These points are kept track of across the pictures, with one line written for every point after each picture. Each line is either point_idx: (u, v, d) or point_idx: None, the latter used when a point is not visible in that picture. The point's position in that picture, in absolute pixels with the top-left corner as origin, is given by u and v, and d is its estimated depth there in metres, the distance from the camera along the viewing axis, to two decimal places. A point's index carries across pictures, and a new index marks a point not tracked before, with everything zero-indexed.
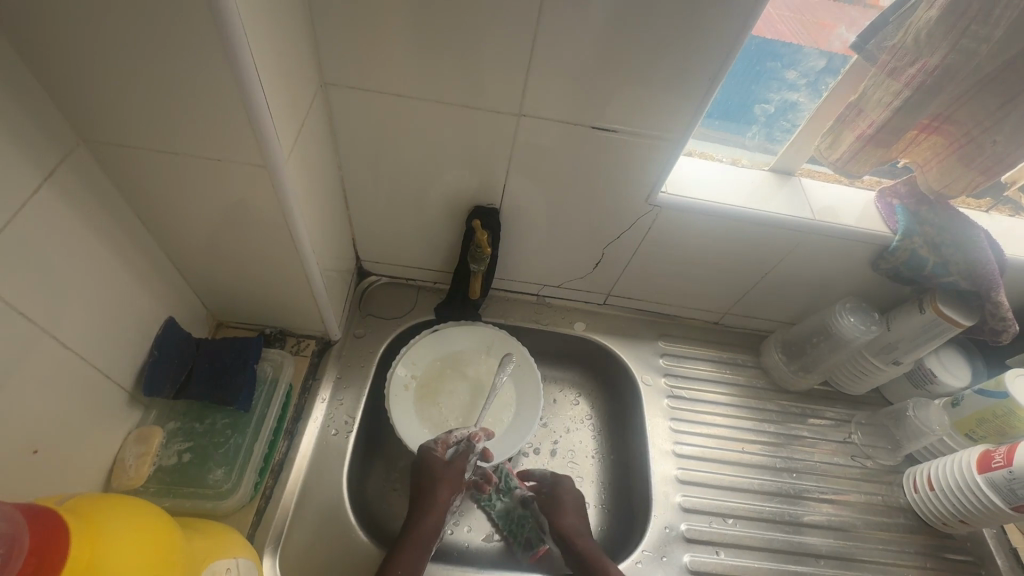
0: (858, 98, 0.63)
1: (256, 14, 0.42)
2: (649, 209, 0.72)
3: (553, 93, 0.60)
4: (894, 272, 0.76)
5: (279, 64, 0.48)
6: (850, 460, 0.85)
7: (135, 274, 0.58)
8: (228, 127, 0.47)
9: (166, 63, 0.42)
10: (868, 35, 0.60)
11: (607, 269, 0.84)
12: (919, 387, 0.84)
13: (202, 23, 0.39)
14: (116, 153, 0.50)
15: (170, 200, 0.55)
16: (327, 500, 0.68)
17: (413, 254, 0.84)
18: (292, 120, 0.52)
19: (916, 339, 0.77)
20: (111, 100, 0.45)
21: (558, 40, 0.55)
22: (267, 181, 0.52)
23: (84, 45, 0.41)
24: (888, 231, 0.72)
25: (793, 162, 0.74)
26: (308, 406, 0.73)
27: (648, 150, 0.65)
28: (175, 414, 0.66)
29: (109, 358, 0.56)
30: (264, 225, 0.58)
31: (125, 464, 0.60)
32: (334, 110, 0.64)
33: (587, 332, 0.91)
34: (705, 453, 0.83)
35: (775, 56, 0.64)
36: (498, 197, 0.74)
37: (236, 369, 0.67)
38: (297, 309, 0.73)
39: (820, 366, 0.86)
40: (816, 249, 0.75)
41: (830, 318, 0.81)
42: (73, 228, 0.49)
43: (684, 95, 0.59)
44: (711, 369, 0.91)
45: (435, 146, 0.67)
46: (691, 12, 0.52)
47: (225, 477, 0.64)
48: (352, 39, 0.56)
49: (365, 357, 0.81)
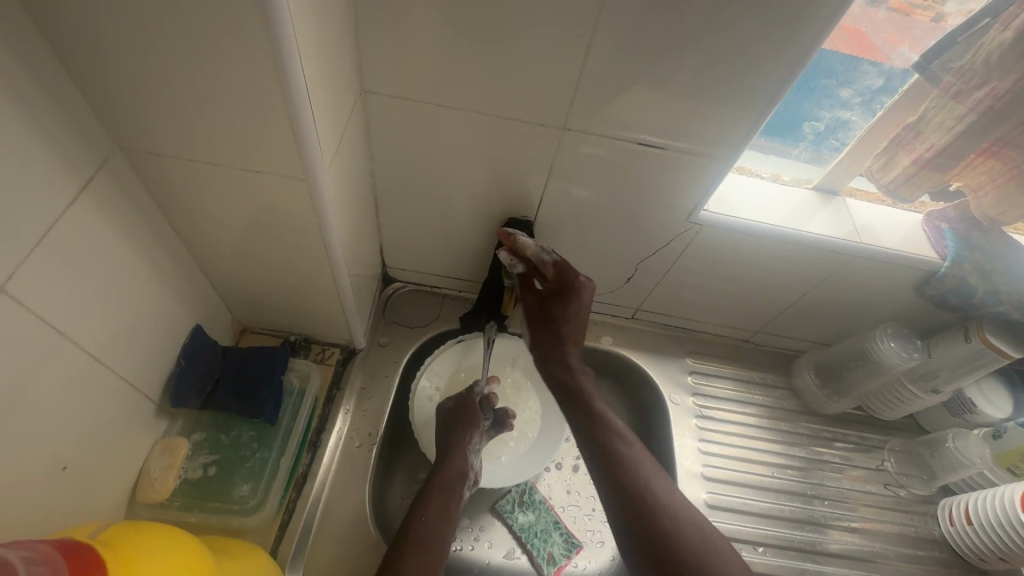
0: (916, 120, 0.62)
1: (307, 24, 0.41)
2: (689, 226, 0.70)
3: (599, 106, 0.58)
4: (940, 299, 0.73)
5: (325, 74, 0.46)
6: (883, 488, 0.83)
7: (165, 282, 0.57)
8: (271, 139, 0.45)
9: (213, 73, 0.40)
10: (932, 56, 0.56)
11: (639, 284, 0.82)
12: (956, 416, 0.81)
13: (253, 33, 0.37)
14: (152, 161, 0.48)
15: (203, 208, 0.53)
16: (350, 514, 0.67)
17: (441, 263, 0.82)
18: (333, 130, 0.50)
19: (959, 368, 0.75)
20: (152, 107, 0.43)
21: (609, 53, 0.53)
22: (306, 193, 0.50)
23: (129, 52, 0.39)
24: (936, 257, 0.69)
25: (837, 182, 0.71)
26: (332, 416, 0.71)
27: (694, 167, 0.63)
28: (201, 425, 0.65)
29: (138, 369, 0.55)
30: (298, 235, 0.56)
31: (151, 476, 0.59)
32: (371, 117, 0.62)
33: (614, 346, 0.88)
34: (734, 477, 0.81)
35: (830, 73, 0.60)
36: (533, 209, 0.71)
37: (263, 380, 0.66)
38: (324, 317, 0.71)
39: (854, 391, 0.83)
40: (859, 273, 0.73)
41: (868, 342, 0.79)
42: (106, 239, 0.48)
43: (737, 115, 0.57)
44: (740, 390, 0.89)
45: (472, 156, 0.65)
46: (751, 30, 0.50)
47: (251, 492, 0.63)
48: (395, 45, 0.54)
49: (390, 366, 0.79)
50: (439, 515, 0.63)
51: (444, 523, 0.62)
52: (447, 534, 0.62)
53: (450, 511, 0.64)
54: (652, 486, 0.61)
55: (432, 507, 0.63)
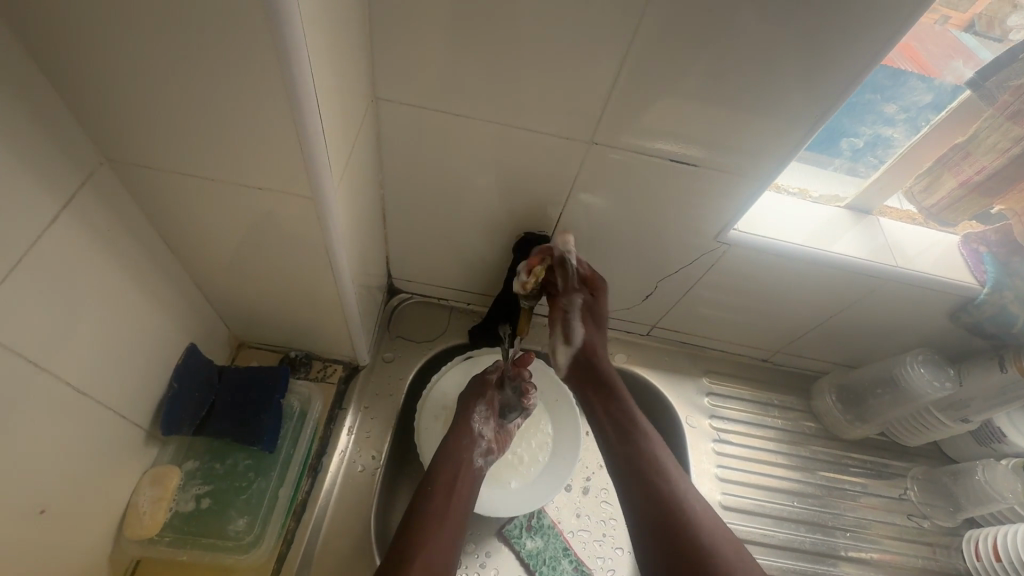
0: (966, 141, 0.60)
1: (320, 30, 0.37)
2: (716, 245, 0.66)
3: (628, 119, 0.54)
4: (975, 326, 0.70)
5: (337, 83, 0.42)
6: (907, 519, 0.80)
7: (157, 301, 0.53)
8: (276, 154, 0.41)
9: (214, 82, 0.36)
10: (989, 72, 0.55)
11: (658, 302, 0.78)
12: (983, 445, 0.78)
13: (261, 40, 0.33)
14: (144, 174, 0.44)
15: (199, 223, 0.49)
16: (351, 547, 0.63)
17: (450, 275, 0.78)
18: (344, 141, 0.46)
19: (993, 399, 0.72)
20: (144, 117, 0.39)
21: (644, 63, 0.49)
22: (312, 211, 0.46)
23: (120, 57, 0.35)
24: (976, 283, 0.65)
25: (871, 201, 0.67)
26: (333, 439, 0.68)
27: (726, 185, 0.59)
28: (194, 452, 0.61)
29: (125, 396, 0.51)
30: (302, 254, 0.52)
31: (139, 509, 0.55)
32: (382, 126, 0.58)
33: (627, 364, 0.85)
34: (751, 505, 0.78)
35: (876, 88, 0.57)
36: (550, 224, 0.67)
37: (262, 404, 0.63)
38: (327, 334, 0.67)
39: (878, 417, 0.80)
40: (893, 298, 0.69)
41: (896, 367, 0.76)
42: (91, 260, 0.43)
43: (777, 130, 0.53)
44: (758, 413, 0.85)
45: (488, 169, 0.61)
46: (798, 43, 0.46)
47: (247, 528, 0.59)
48: (411, 50, 0.50)
49: (395, 383, 0.75)
50: (446, 487, 0.64)
51: (453, 493, 0.64)
52: (456, 504, 0.63)
53: (456, 482, 0.65)
54: (670, 476, 0.65)
55: (442, 478, 0.65)
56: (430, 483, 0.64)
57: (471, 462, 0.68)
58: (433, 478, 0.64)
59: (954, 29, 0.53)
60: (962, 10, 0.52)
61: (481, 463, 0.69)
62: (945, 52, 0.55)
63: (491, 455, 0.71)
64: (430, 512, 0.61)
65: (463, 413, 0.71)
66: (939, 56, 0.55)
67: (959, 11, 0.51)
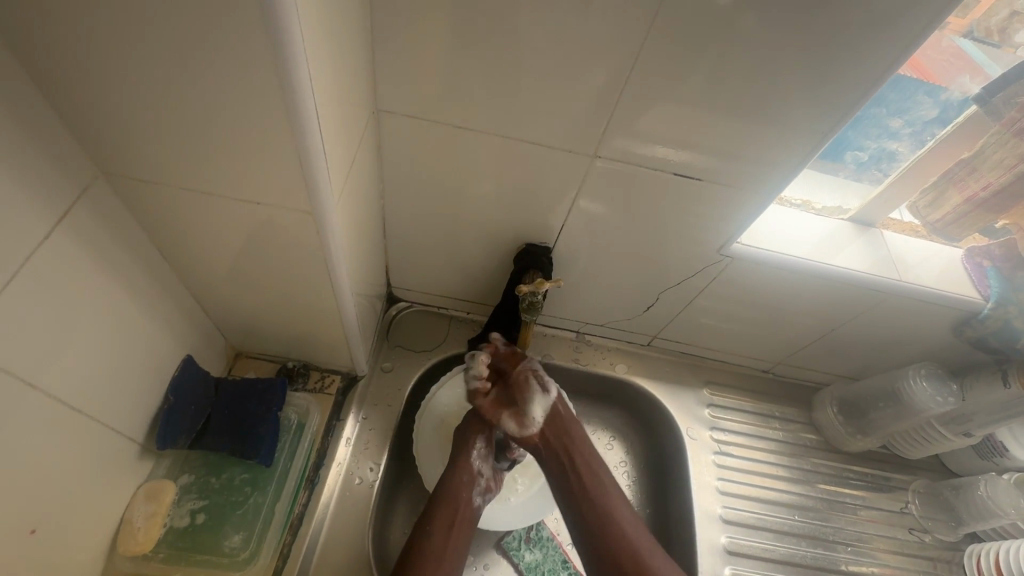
0: (973, 155, 0.60)
1: (321, 44, 0.36)
2: (720, 258, 0.66)
3: (631, 132, 0.53)
4: (979, 341, 0.70)
5: (338, 95, 0.41)
6: (908, 534, 0.79)
7: (153, 313, 0.52)
8: (275, 167, 0.40)
9: (212, 96, 0.36)
10: (997, 86, 0.55)
11: (660, 313, 0.78)
12: (985, 459, 0.78)
13: (258, 53, 0.33)
14: (139, 187, 0.43)
15: (197, 236, 0.49)
16: (348, 561, 0.62)
17: (450, 284, 0.77)
18: (344, 154, 0.46)
19: (995, 413, 0.72)
20: (141, 131, 0.39)
21: (648, 75, 0.48)
22: (311, 224, 0.46)
23: (117, 69, 0.34)
24: (980, 297, 0.65)
25: (875, 214, 0.67)
26: (331, 450, 0.67)
27: (727, 198, 0.59)
28: (190, 466, 0.61)
29: (120, 409, 0.50)
30: (301, 266, 0.52)
31: (133, 526, 0.55)
32: (383, 137, 0.57)
33: (628, 375, 0.84)
34: (751, 519, 0.77)
35: (882, 102, 0.56)
36: (552, 235, 0.67)
37: (259, 417, 0.62)
38: (325, 345, 0.66)
39: (880, 430, 0.80)
40: (896, 312, 0.69)
41: (898, 381, 0.75)
42: (86, 274, 0.43)
43: (782, 142, 0.53)
44: (759, 425, 0.85)
45: (489, 180, 0.60)
46: (802, 57, 0.46)
47: (242, 543, 0.59)
48: (412, 62, 0.50)
49: (393, 394, 0.74)
50: (443, 532, 0.62)
51: (450, 537, 0.62)
52: (454, 551, 0.62)
53: (453, 527, 0.63)
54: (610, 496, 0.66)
55: (443, 512, 0.63)
56: (428, 524, 0.62)
57: (469, 500, 0.65)
58: (431, 519, 0.63)
59: (953, 36, 0.53)
60: (963, 16, 0.51)
61: (478, 504, 0.66)
62: (948, 60, 0.55)
63: (490, 495, 0.69)
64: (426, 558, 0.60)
65: (461, 448, 0.69)
66: (943, 63, 0.55)
67: (959, 18, 0.51)
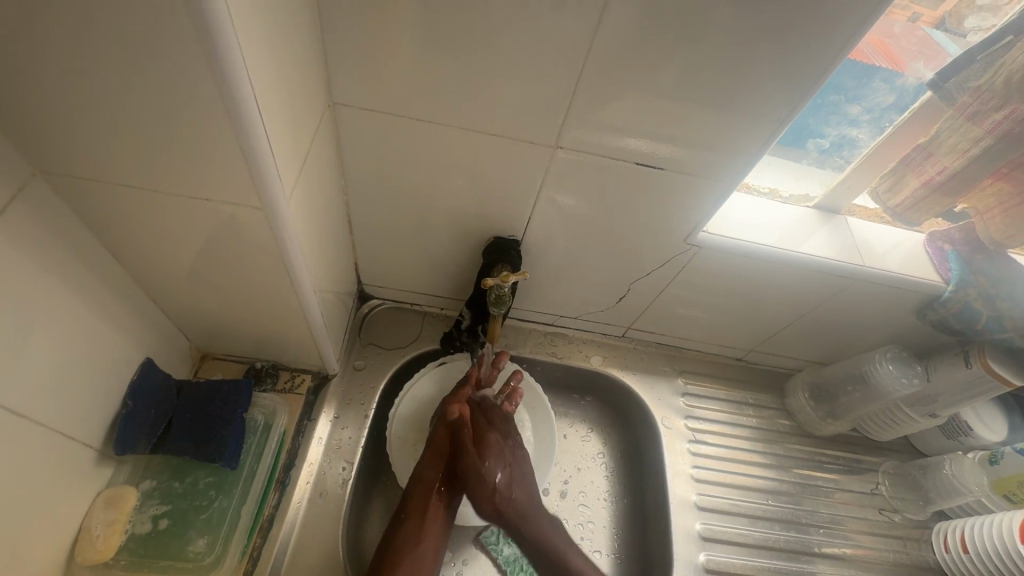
0: (928, 141, 0.61)
1: (257, 34, 0.35)
2: (687, 247, 0.66)
3: (590, 122, 0.53)
4: (943, 323, 0.71)
5: (285, 88, 0.41)
6: (879, 514, 0.81)
7: (105, 315, 0.51)
8: (220, 164, 0.39)
9: (147, 92, 0.35)
10: (950, 73, 0.55)
11: (632, 303, 0.78)
12: (951, 438, 0.80)
13: (186, 43, 0.32)
14: (79, 185, 0.42)
15: (146, 236, 0.47)
16: (321, 562, 0.61)
17: (421, 281, 0.77)
18: (296, 149, 0.45)
19: (958, 394, 0.73)
20: (75, 128, 0.37)
21: (605, 65, 0.48)
22: (264, 222, 0.45)
23: (43, 64, 0.33)
24: (941, 281, 0.66)
25: (839, 201, 0.68)
26: (303, 450, 0.66)
27: (690, 187, 0.59)
28: (152, 472, 0.60)
29: (72, 415, 0.49)
30: (258, 264, 0.50)
31: (92, 534, 0.54)
32: (341, 131, 0.56)
33: (604, 366, 0.85)
34: (727, 505, 0.78)
35: (838, 89, 0.58)
36: (519, 229, 0.66)
37: (223, 419, 0.61)
38: (292, 345, 0.65)
39: (848, 414, 0.81)
40: (862, 297, 0.69)
41: (866, 364, 0.77)
42: (27, 277, 0.41)
43: (741, 127, 0.53)
44: (731, 412, 0.85)
45: (451, 173, 0.60)
46: (756, 44, 0.46)
47: (208, 548, 0.58)
48: (366, 53, 0.49)
49: (366, 392, 0.74)
50: (417, 517, 0.63)
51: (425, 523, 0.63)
52: (432, 531, 0.63)
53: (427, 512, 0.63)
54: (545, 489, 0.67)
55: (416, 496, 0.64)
56: (404, 509, 0.64)
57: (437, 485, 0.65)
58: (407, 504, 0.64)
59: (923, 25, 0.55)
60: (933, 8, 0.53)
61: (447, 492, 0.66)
62: (915, 48, 0.56)
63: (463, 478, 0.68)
64: (404, 540, 0.62)
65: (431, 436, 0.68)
66: (910, 51, 0.56)
67: (926, 9, 0.53)
